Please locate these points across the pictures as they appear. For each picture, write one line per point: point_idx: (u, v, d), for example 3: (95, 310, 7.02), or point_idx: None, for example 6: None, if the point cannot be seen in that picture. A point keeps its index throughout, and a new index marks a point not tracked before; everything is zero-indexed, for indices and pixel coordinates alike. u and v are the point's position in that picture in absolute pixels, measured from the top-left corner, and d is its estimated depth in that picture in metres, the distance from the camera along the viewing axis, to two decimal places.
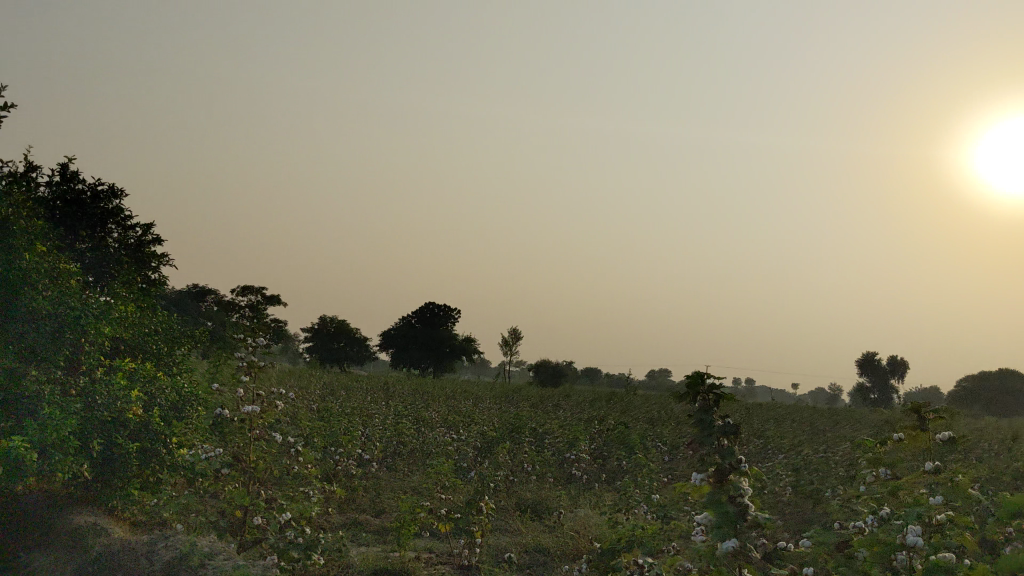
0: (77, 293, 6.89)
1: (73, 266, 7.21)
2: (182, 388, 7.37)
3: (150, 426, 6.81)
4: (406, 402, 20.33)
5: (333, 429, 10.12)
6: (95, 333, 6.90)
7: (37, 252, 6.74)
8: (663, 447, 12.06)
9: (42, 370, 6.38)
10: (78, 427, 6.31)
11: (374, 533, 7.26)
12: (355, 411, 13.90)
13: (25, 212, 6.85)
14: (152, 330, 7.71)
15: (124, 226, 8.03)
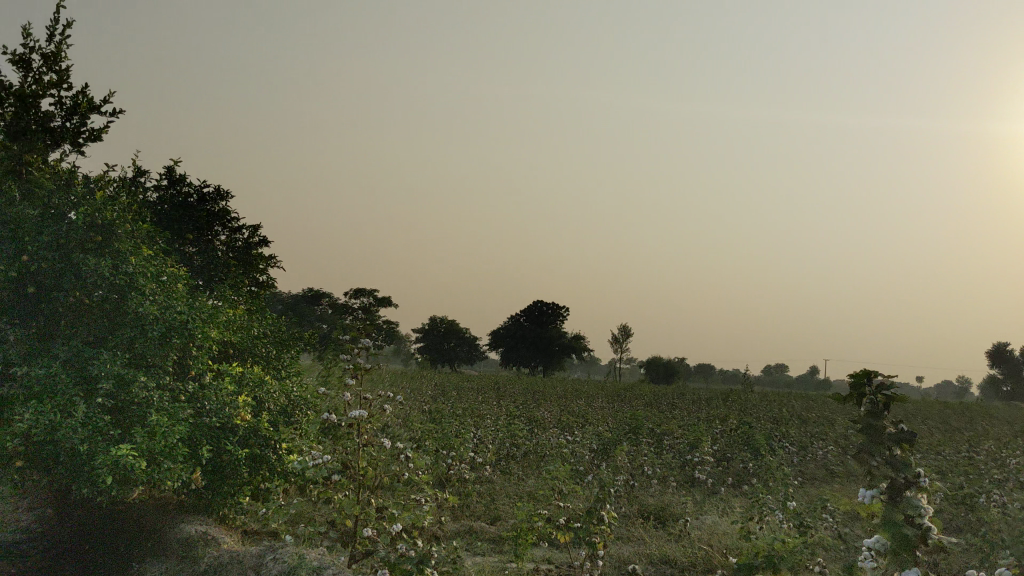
0: (184, 296, 6.82)
1: (181, 270, 7.13)
2: (291, 391, 7.19)
3: (260, 432, 6.63)
4: (518, 401, 20.07)
5: (446, 432, 9.86)
6: (203, 337, 6.76)
7: (145, 257, 6.71)
8: (792, 448, 11.36)
9: (151, 375, 6.32)
10: (186, 435, 6.18)
11: (489, 542, 6.91)
12: (466, 412, 13.67)
13: (133, 217, 6.86)
14: (260, 332, 7.56)
15: (230, 226, 7.83)
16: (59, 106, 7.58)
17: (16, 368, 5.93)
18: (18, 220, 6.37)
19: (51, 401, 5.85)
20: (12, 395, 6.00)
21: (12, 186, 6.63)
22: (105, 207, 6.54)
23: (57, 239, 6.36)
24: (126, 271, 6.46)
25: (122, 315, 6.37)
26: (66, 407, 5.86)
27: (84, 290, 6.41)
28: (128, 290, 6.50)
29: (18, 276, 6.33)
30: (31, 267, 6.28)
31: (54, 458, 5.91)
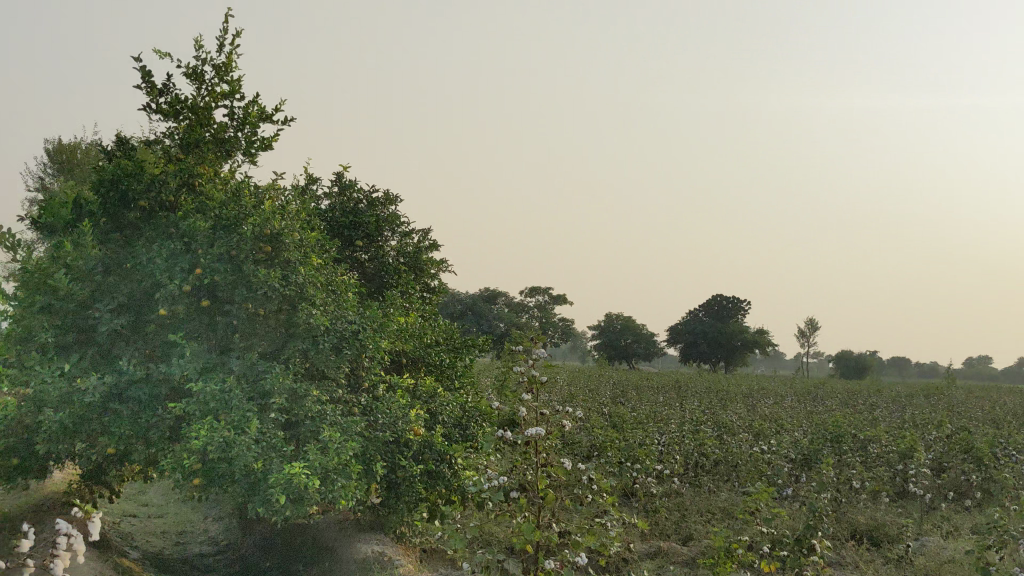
0: (354, 305, 6.56)
1: (352, 278, 6.85)
2: (466, 404, 6.76)
3: (434, 446, 6.23)
4: (699, 402, 19.22)
5: (629, 440, 9.27)
6: (374, 347, 6.43)
7: (314, 267, 6.46)
8: (1021, 456, 10.10)
9: (324, 389, 6.15)
10: (359, 452, 5.90)
11: (683, 566, 6.32)
12: (649, 416, 13.06)
13: (303, 226, 6.60)
14: (434, 340, 7.23)
15: (399, 230, 7.47)
16: (231, 117, 7.52)
17: (192, 385, 5.82)
18: (190, 232, 6.26)
19: (227, 417, 5.76)
20: (189, 412, 5.90)
21: (188, 201, 6.72)
22: (275, 217, 6.28)
23: (229, 251, 6.16)
24: (295, 283, 6.20)
25: (294, 326, 6.34)
26: (242, 423, 5.74)
27: (256, 301, 6.25)
28: (299, 301, 6.26)
29: (193, 290, 6.26)
30: (205, 279, 6.13)
31: (230, 476, 5.76)
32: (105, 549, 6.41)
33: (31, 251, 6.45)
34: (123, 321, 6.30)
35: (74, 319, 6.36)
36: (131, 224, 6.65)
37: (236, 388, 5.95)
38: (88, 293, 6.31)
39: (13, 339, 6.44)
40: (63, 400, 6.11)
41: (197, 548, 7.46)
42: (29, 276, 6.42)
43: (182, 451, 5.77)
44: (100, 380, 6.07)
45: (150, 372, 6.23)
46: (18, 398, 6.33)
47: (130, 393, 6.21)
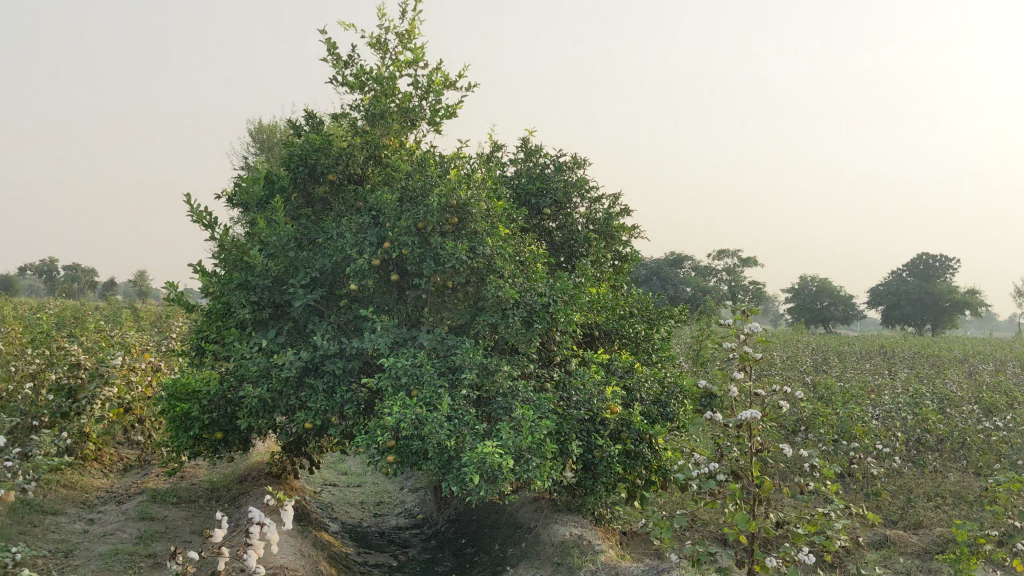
0: (544, 276, 6.17)
1: (541, 247, 6.54)
2: (665, 379, 6.27)
3: (633, 425, 5.84)
4: (911, 370, 17.82)
5: (843, 414, 8.54)
6: (566, 321, 6.05)
7: (502, 236, 6.10)
8: None
9: (516, 364, 5.89)
10: (554, 430, 5.61)
11: (916, 561, 5.69)
12: (858, 386, 12.17)
13: (487, 194, 6.15)
14: (630, 311, 6.82)
15: (590, 195, 7.04)
16: (415, 85, 7.35)
17: (384, 360, 5.70)
18: (377, 205, 6.11)
19: (418, 394, 5.62)
20: (381, 388, 5.79)
21: (375, 173, 6.60)
22: (460, 187, 5.93)
23: (415, 223, 5.95)
24: (484, 254, 5.90)
25: (483, 299, 6.11)
26: (434, 400, 5.58)
27: (444, 273, 6.02)
28: (488, 273, 6.00)
29: (382, 263, 6.13)
30: (392, 253, 5.97)
31: (423, 453, 5.61)
32: (306, 522, 6.48)
33: (228, 228, 6.52)
34: (316, 296, 6.29)
35: (269, 294, 6.41)
36: (320, 198, 6.61)
37: (426, 364, 5.80)
38: (282, 268, 6.32)
39: (215, 316, 6.57)
40: (261, 376, 6.16)
41: (394, 520, 7.45)
42: (228, 253, 6.52)
43: (375, 428, 5.68)
44: (296, 355, 6.08)
45: (343, 347, 6.19)
46: (221, 373, 6.46)
47: (324, 369, 6.20)
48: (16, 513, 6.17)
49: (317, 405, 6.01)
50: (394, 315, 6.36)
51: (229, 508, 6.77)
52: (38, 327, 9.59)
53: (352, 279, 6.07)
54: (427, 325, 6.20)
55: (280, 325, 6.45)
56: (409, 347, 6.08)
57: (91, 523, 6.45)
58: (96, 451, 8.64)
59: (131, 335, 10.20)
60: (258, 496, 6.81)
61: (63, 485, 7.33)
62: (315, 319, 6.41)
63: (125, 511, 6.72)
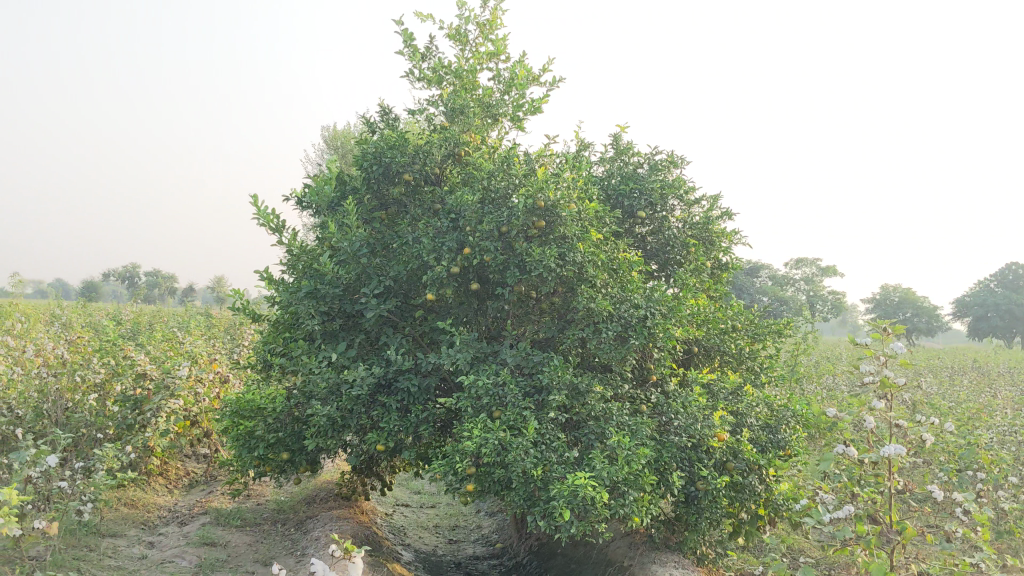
0: (642, 287, 5.55)
1: (636, 254, 5.93)
2: (776, 401, 5.61)
3: (741, 454, 5.20)
4: (1016, 386, 16.71)
5: (963, 439, 7.74)
6: (665, 336, 5.42)
7: (594, 242, 5.49)
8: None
9: (609, 385, 5.30)
10: (653, 461, 5.00)
11: None
12: (968, 405, 11.29)
13: (578, 193, 5.52)
14: (732, 325, 6.17)
15: (687, 197, 6.41)
16: (496, 78, 6.81)
17: (463, 378, 5.17)
18: (457, 207, 5.59)
19: (501, 417, 5.07)
20: (460, 408, 5.26)
21: (454, 173, 6.08)
22: (549, 186, 5.32)
23: (498, 227, 5.40)
24: (574, 261, 5.31)
25: (572, 310, 5.54)
26: (519, 424, 5.02)
27: (529, 282, 5.46)
28: (578, 283, 5.42)
29: (461, 271, 5.60)
30: (473, 259, 5.44)
31: (506, 482, 5.06)
32: (377, 551, 5.98)
33: (297, 233, 6.07)
34: (390, 306, 5.79)
35: (340, 304, 5.93)
36: (396, 200, 6.11)
37: (510, 382, 5.25)
38: (353, 276, 5.85)
39: (282, 327, 6.13)
40: (331, 393, 5.69)
41: (471, 548, 6.91)
42: (297, 259, 6.07)
43: (453, 453, 5.15)
44: (367, 371, 5.59)
45: (418, 362, 5.68)
46: (288, 388, 6.01)
47: (398, 386, 5.70)
48: (73, 536, 5.81)
49: (390, 425, 5.51)
50: (474, 328, 5.82)
51: (296, 533, 6.31)
52: (106, 335, 9.33)
53: (428, 288, 5.56)
54: (510, 339, 5.65)
55: (351, 337, 5.97)
56: (490, 363, 5.54)
57: (150, 547, 6.06)
58: (161, 465, 8.31)
59: (199, 344, 9.89)
60: (326, 521, 6.35)
61: (126, 503, 6.98)
62: (388, 331, 5.92)
63: (187, 535, 6.32)
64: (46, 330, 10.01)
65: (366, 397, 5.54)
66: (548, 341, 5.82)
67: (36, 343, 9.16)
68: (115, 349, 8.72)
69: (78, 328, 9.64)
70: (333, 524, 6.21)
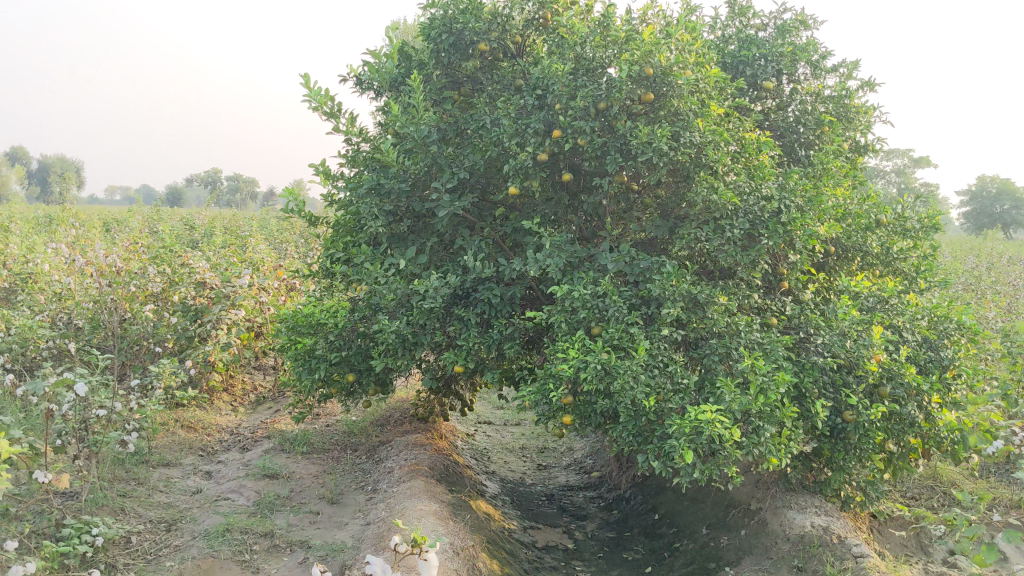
0: (772, 174, 4.53)
1: (764, 134, 4.88)
2: (936, 311, 4.61)
3: (898, 378, 4.25)
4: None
5: None
6: (803, 235, 4.43)
7: (715, 118, 4.47)
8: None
9: (732, 294, 4.36)
10: (791, 387, 4.09)
11: None
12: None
13: (696, 57, 4.47)
14: (878, 220, 5.13)
15: (822, 64, 5.29)
16: None
17: (556, 289, 4.28)
18: (543, 81, 4.61)
19: (603, 336, 4.19)
20: (553, 325, 4.39)
21: (539, 41, 5.07)
22: (660, 48, 4.28)
23: (596, 103, 4.41)
24: (690, 142, 4.32)
25: (686, 204, 4.57)
26: (625, 343, 4.14)
27: (634, 169, 4.50)
28: (695, 170, 4.43)
29: (550, 158, 4.66)
30: (565, 144, 4.48)
31: (611, 414, 4.20)
32: (459, 484, 5.25)
33: (355, 118, 5.16)
34: (465, 203, 4.89)
35: (407, 201, 5.07)
36: (470, 77, 5.14)
37: (612, 293, 4.34)
38: (422, 169, 4.95)
39: (342, 230, 5.30)
40: (400, 307, 4.86)
41: (564, 476, 6.17)
42: (357, 151, 5.20)
43: (545, 378, 4.30)
44: (441, 281, 4.74)
45: (502, 268, 4.80)
46: (351, 301, 5.22)
47: (478, 297, 4.85)
48: (119, 468, 5.19)
49: (470, 345, 4.68)
50: (566, 228, 4.91)
51: (368, 462, 5.61)
52: (163, 240, 8.67)
53: (511, 180, 4.64)
54: (610, 240, 4.73)
55: (422, 241, 5.11)
56: (586, 270, 4.63)
57: (207, 478, 5.43)
58: (224, 381, 7.70)
59: (263, 249, 9.19)
60: (401, 448, 5.63)
61: (184, 426, 6.37)
62: (465, 232, 5.04)
63: (247, 463, 5.67)
64: (101, 237, 9.40)
65: (440, 311, 4.71)
66: (655, 243, 4.88)
67: (91, 249, 8.55)
68: (172, 256, 8.05)
69: (134, 234, 9.00)
70: (408, 453, 5.49)
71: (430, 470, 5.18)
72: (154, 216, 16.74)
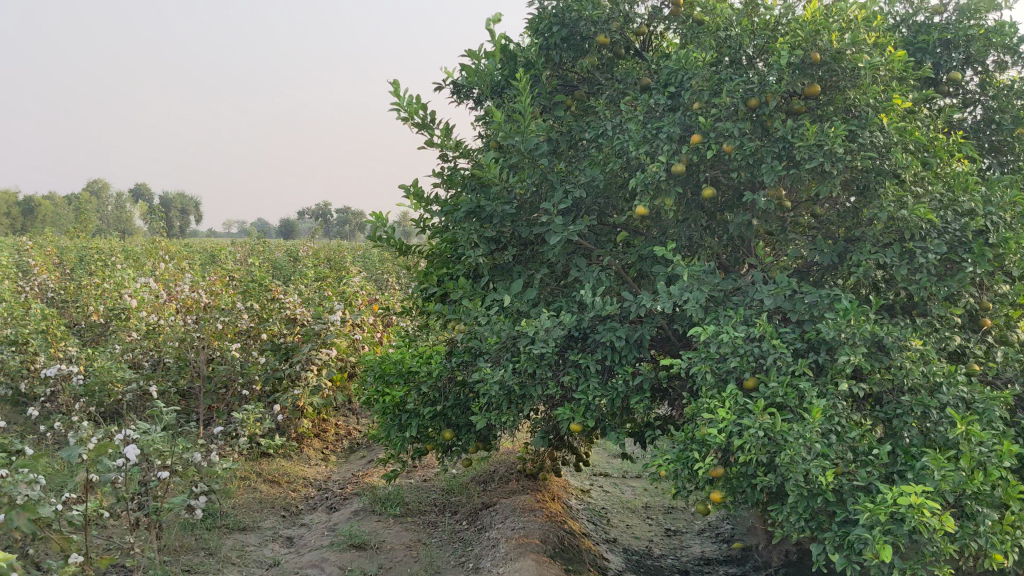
0: (973, 183, 3.59)
1: (957, 133, 3.94)
2: None
3: None
4: None
5: None
6: (1018, 258, 3.47)
7: (900, 113, 3.58)
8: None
9: (926, 336, 3.43)
10: (1015, 458, 3.13)
11: None
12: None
13: (872, 38, 3.59)
14: None
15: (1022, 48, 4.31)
16: None
17: (699, 331, 3.43)
18: (678, 75, 3.78)
19: (761, 391, 3.31)
20: (695, 375, 3.53)
21: (670, 31, 4.26)
22: (831, 25, 3.44)
23: (745, 99, 3.57)
24: (869, 143, 3.43)
25: (860, 223, 3.67)
26: (791, 400, 3.25)
27: (794, 180, 3.63)
28: (874, 180, 3.54)
29: (686, 170, 3.82)
30: (706, 152, 3.65)
31: (773, 490, 3.31)
32: (577, 562, 4.40)
33: (451, 128, 4.41)
34: (583, 226, 4.10)
35: (513, 225, 4.31)
36: (587, 78, 4.36)
37: (770, 336, 3.47)
38: (531, 187, 4.18)
39: (437, 260, 4.56)
40: (506, 352, 4.08)
41: (698, 546, 5.26)
42: (455, 167, 4.46)
43: (687, 443, 3.43)
44: (554, 320, 3.94)
45: (627, 304, 3.98)
46: (448, 343, 4.47)
47: (599, 340, 4.03)
48: (187, 535, 4.54)
49: (590, 399, 3.86)
50: (705, 255, 4.06)
51: (469, 530, 4.82)
52: (253, 273, 8.13)
53: (640, 197, 3.82)
54: (762, 268, 3.85)
55: (530, 272, 4.33)
56: (733, 306, 3.77)
57: (286, 547, 4.74)
58: (315, 426, 7.05)
59: (360, 281, 8.58)
60: (507, 513, 4.82)
61: (266, 480, 5.70)
62: (582, 260, 4.24)
63: (331, 527, 4.95)
64: (193, 269, 8.95)
65: (553, 356, 3.90)
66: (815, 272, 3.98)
67: (180, 283, 8.09)
68: (261, 290, 7.48)
69: (224, 266, 8.49)
70: (516, 521, 4.66)
71: (542, 544, 4.34)
72: (254, 248, 16.44)
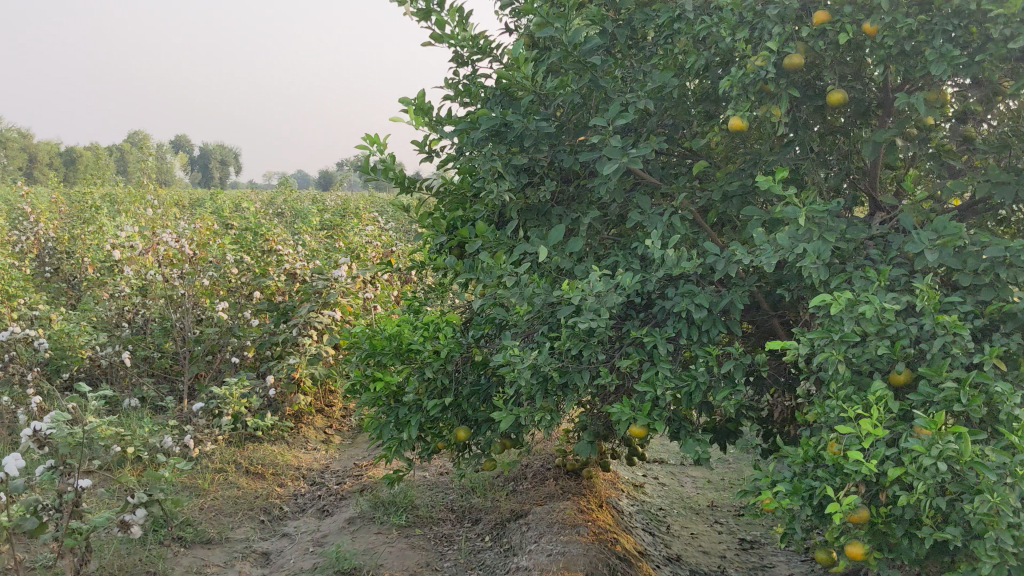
0: None
1: None
2: None
3: None
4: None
5: None
6: None
7: None
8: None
9: None
10: None
11: None
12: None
13: None
14: None
15: None
16: None
17: (830, 301, 2.29)
18: None
19: (930, 396, 2.16)
20: (818, 366, 2.39)
21: None
22: None
23: None
24: None
25: None
26: (979, 410, 2.11)
27: (969, 76, 2.45)
28: None
29: (802, 67, 2.65)
30: (837, 35, 2.47)
31: (945, 546, 2.17)
32: None
33: (466, 17, 3.24)
34: (648, 149, 2.95)
35: (550, 151, 3.16)
36: None
37: (934, 309, 2.32)
38: (575, 97, 3.04)
39: (450, 199, 3.43)
40: (540, 324, 2.96)
41: (784, 567, 4.17)
42: (473, 71, 3.31)
43: (809, 468, 2.31)
44: (608, 282, 2.82)
45: (711, 260, 2.83)
46: (463, 310, 3.36)
47: (670, 309, 2.89)
48: (129, 556, 3.52)
49: (659, 392, 2.73)
50: (819, 190, 2.90)
51: (492, 550, 3.74)
52: (252, 218, 7.06)
53: (733, 107, 2.67)
54: (907, 209, 2.70)
55: (573, 215, 3.20)
56: (869, 263, 2.61)
57: (259, 568, 3.70)
58: (318, 401, 6.01)
59: (375, 229, 7.47)
60: (541, 531, 3.72)
61: (248, 471, 4.75)
62: (646, 198, 3.09)
63: (319, 542, 3.91)
64: (187, 215, 7.89)
65: (607, 331, 2.78)
66: (978, 216, 2.81)
67: (168, 231, 7.04)
68: (257, 241, 6.41)
69: (221, 212, 7.43)
70: (554, 541, 3.56)
71: None
72: (277, 198, 15.33)
